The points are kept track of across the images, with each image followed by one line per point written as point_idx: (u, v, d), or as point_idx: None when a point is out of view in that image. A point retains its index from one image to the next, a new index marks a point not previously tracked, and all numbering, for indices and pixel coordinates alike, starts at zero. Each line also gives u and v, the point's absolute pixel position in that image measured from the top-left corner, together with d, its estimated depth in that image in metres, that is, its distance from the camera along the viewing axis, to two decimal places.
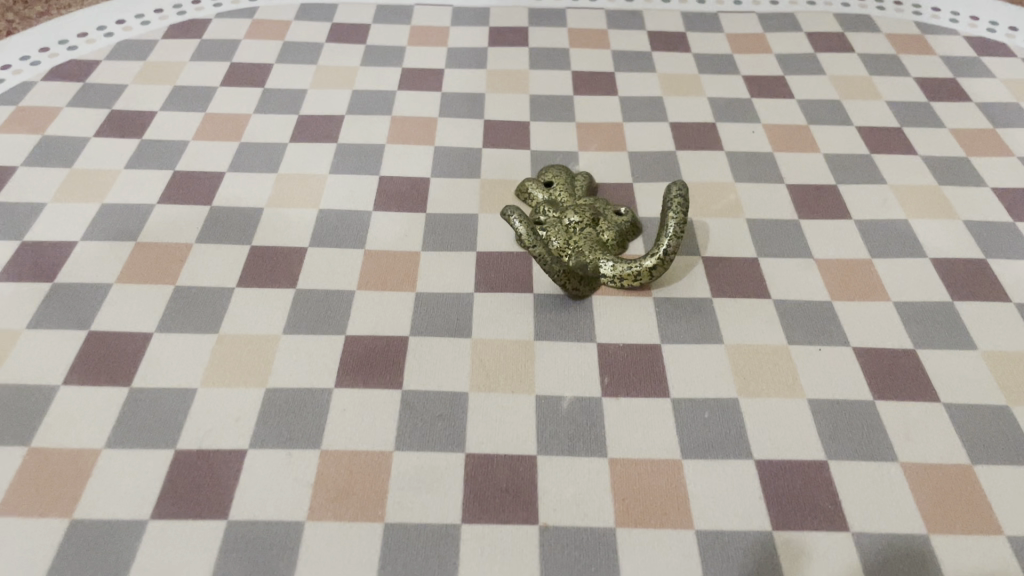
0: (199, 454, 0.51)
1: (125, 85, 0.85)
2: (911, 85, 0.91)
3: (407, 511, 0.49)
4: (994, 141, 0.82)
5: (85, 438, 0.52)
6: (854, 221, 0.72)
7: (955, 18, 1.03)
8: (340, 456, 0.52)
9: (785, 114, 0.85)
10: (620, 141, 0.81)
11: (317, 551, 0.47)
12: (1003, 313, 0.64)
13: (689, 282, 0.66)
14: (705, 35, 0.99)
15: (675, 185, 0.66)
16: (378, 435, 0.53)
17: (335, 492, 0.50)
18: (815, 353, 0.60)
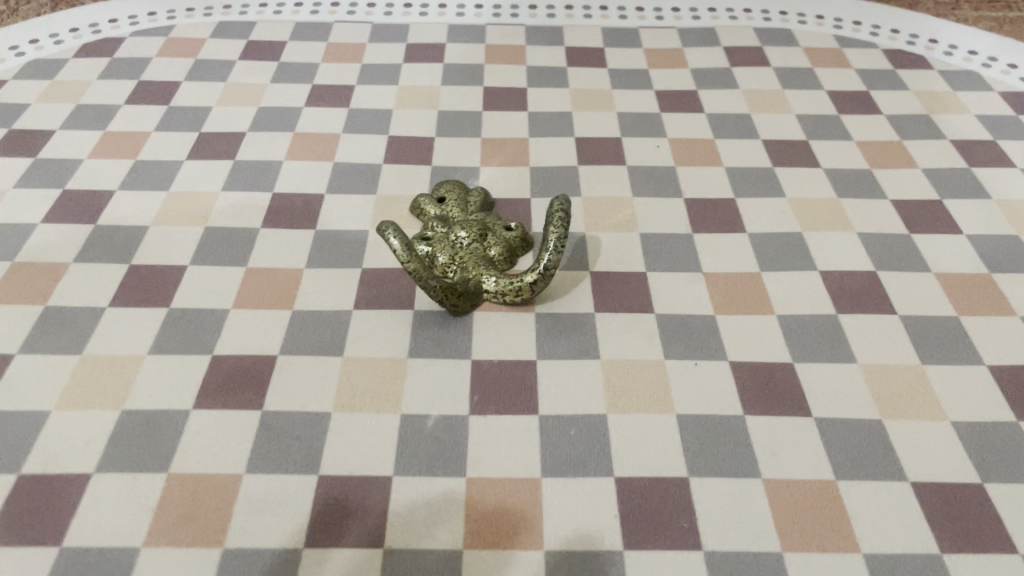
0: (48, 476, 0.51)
1: (28, 104, 0.85)
2: (823, 98, 0.91)
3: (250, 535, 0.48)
4: (900, 153, 0.82)
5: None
6: (748, 235, 0.72)
7: (876, 31, 1.03)
8: (188, 478, 0.51)
9: (692, 129, 0.85)
10: (523, 156, 0.81)
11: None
12: (888, 326, 0.63)
13: (574, 297, 0.65)
14: (623, 50, 0.99)
15: (559, 201, 0.65)
16: (228, 456, 0.52)
17: (178, 516, 0.49)
18: (690, 368, 0.59)
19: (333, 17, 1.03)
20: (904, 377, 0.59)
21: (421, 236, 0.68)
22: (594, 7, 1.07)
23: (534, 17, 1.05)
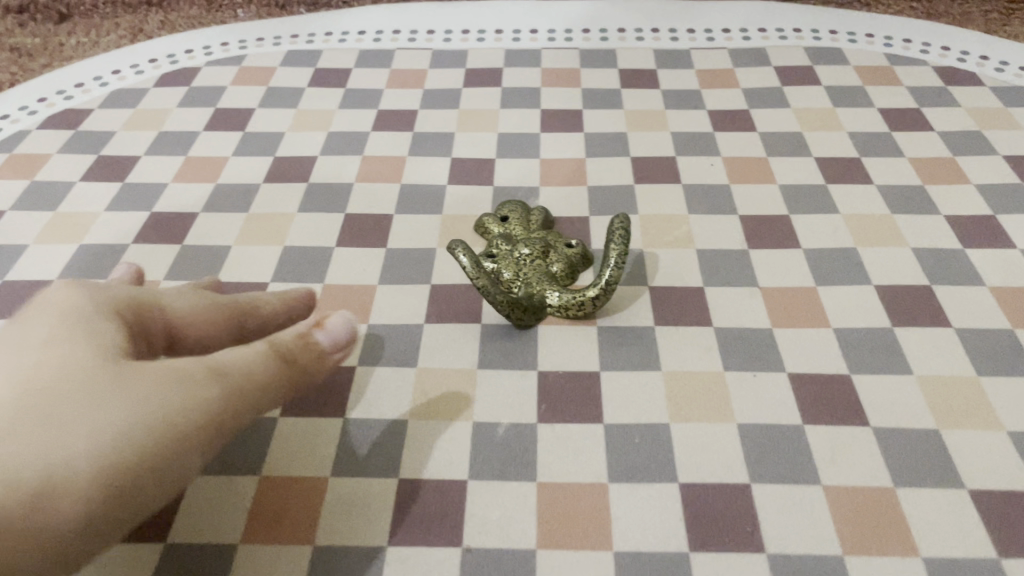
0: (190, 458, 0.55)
1: (114, 132, 0.90)
2: (874, 116, 0.92)
3: (338, 530, 0.52)
4: (953, 169, 0.83)
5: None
6: (803, 250, 0.74)
7: (926, 48, 1.04)
8: (279, 476, 0.55)
9: (745, 148, 0.88)
10: (581, 176, 0.84)
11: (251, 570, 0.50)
12: (944, 338, 0.65)
13: (634, 310, 0.68)
14: (675, 71, 1.02)
15: (618, 218, 0.68)
16: (319, 454, 0.56)
17: (273, 511, 0.53)
18: (749, 380, 0.62)
19: (395, 44, 1.08)
20: (960, 387, 0.61)
21: (486, 253, 0.71)
22: (646, 30, 1.10)
23: (587, 41, 1.08)
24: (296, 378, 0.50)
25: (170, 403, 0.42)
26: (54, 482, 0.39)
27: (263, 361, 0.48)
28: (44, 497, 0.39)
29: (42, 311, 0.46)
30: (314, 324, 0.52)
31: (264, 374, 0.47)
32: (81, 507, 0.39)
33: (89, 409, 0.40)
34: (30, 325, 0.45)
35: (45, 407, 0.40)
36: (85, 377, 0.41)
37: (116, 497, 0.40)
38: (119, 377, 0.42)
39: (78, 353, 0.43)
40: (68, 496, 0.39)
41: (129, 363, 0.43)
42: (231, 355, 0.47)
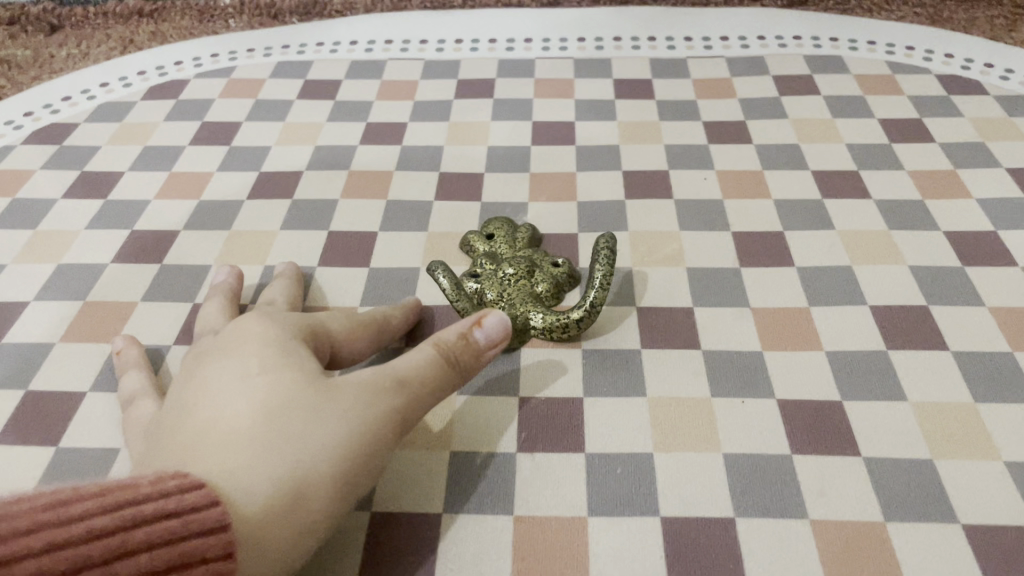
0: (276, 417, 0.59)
1: (99, 146, 0.89)
2: (874, 127, 0.90)
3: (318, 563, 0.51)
4: (953, 183, 0.81)
5: (122, 386, 0.59)
6: (796, 268, 0.72)
7: (929, 56, 1.02)
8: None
9: (740, 161, 0.86)
10: (571, 191, 0.82)
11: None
12: (940, 362, 0.62)
13: (620, 332, 0.66)
14: (671, 81, 1.00)
15: (604, 238, 0.67)
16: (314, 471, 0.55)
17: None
18: (737, 406, 0.60)
19: (387, 54, 1.06)
20: (956, 415, 0.59)
21: (470, 273, 0.69)
22: (642, 39, 1.08)
23: (582, 50, 1.06)
24: (464, 375, 0.54)
25: (382, 405, 0.49)
26: (296, 490, 0.45)
27: (436, 362, 0.52)
28: (292, 505, 0.44)
29: (240, 342, 0.53)
30: (473, 324, 0.54)
31: (439, 373, 0.52)
32: (325, 508, 0.46)
33: (318, 419, 0.47)
34: (240, 351, 0.52)
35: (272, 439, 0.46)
36: (307, 390, 0.49)
37: (349, 496, 0.47)
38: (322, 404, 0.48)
39: (290, 371, 0.50)
40: (316, 498, 0.45)
41: (328, 381, 0.50)
42: (409, 361, 0.52)
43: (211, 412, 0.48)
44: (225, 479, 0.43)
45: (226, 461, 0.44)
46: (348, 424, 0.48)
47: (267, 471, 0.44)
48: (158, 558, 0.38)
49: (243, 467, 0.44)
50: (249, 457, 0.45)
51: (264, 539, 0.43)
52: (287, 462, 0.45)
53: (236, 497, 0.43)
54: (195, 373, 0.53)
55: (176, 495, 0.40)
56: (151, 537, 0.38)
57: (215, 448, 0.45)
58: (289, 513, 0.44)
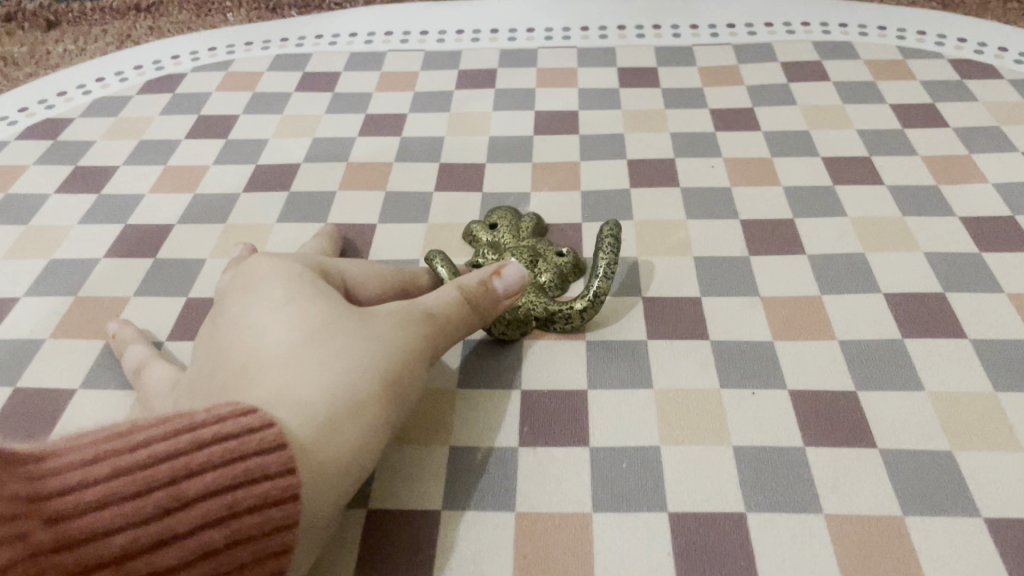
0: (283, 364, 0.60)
1: (93, 141, 0.88)
2: (886, 112, 0.88)
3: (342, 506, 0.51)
4: (969, 168, 0.79)
5: (126, 359, 0.59)
6: (807, 256, 0.69)
7: (941, 41, 1.00)
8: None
9: (748, 148, 0.83)
10: (575, 181, 0.80)
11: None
12: (959, 351, 0.60)
13: (626, 324, 0.64)
14: (677, 69, 0.98)
15: (607, 227, 0.65)
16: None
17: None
18: (747, 398, 0.57)
19: (387, 46, 1.04)
20: (977, 404, 0.56)
21: (471, 264, 0.67)
22: (647, 27, 1.06)
23: (585, 39, 1.04)
24: (480, 320, 0.57)
25: (416, 331, 0.51)
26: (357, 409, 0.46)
27: (457, 305, 0.55)
28: (353, 416, 0.45)
29: (262, 280, 0.53)
30: (492, 273, 0.57)
31: (463, 312, 0.55)
32: (383, 420, 0.47)
33: (361, 342, 0.48)
34: (265, 287, 0.52)
35: (324, 357, 0.47)
36: (342, 317, 0.50)
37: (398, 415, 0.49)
38: (361, 328, 0.49)
39: (319, 299, 0.51)
40: (375, 409, 0.46)
41: (358, 312, 0.51)
42: (435, 299, 0.54)
43: (247, 343, 0.48)
44: (280, 399, 0.44)
45: (277, 383, 0.45)
46: (388, 350, 0.49)
47: (324, 390, 0.45)
48: (238, 498, 0.38)
49: (299, 390, 0.45)
50: (300, 378, 0.45)
51: (332, 451, 0.44)
52: (340, 378, 0.46)
53: (298, 418, 0.43)
54: (221, 318, 0.52)
55: (245, 433, 0.40)
56: (228, 477, 0.38)
57: (263, 374, 0.46)
58: (351, 425, 0.45)
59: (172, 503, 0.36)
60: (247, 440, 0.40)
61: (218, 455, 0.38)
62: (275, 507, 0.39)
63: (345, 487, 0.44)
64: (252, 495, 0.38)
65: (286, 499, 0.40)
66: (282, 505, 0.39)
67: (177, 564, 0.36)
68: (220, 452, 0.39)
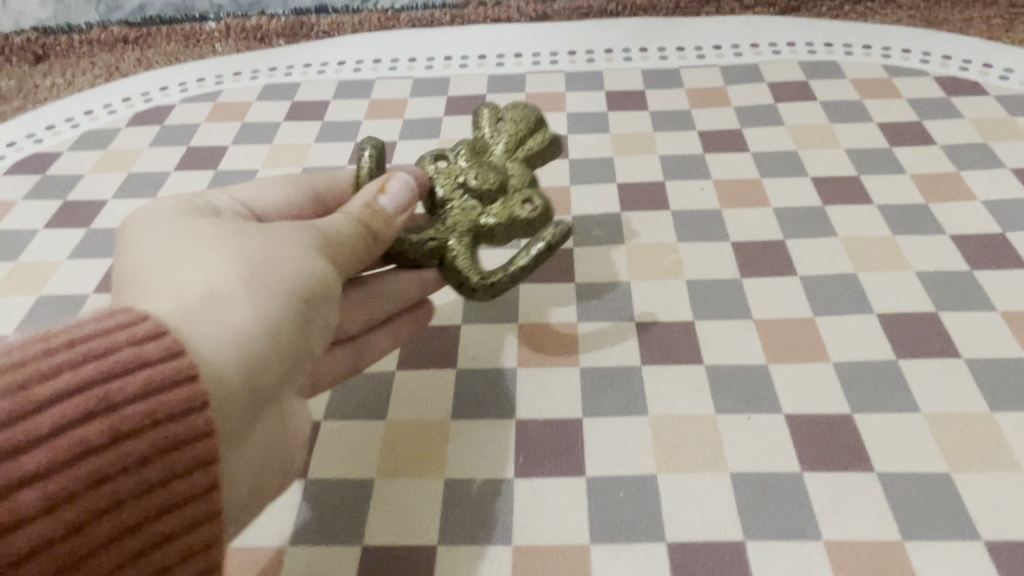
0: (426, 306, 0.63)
1: (82, 175, 0.87)
2: (873, 131, 0.88)
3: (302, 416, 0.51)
4: (957, 185, 0.79)
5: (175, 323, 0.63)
6: (799, 277, 0.69)
7: (926, 59, 1.01)
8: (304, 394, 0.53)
9: (737, 169, 0.84)
10: (565, 207, 0.80)
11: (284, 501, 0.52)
12: (954, 370, 0.60)
13: (620, 349, 0.64)
14: (664, 92, 0.98)
15: (554, 231, 0.57)
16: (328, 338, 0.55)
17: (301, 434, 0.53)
18: (743, 422, 0.57)
19: (376, 73, 1.05)
20: (972, 425, 0.56)
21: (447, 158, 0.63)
22: (633, 51, 1.06)
23: (573, 63, 1.05)
24: (381, 242, 0.55)
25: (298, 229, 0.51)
26: (245, 291, 0.45)
27: (353, 227, 0.54)
28: (247, 294, 0.45)
29: (143, 219, 0.53)
30: (378, 191, 0.56)
31: (361, 236, 0.54)
32: (279, 296, 0.47)
33: (237, 244, 0.48)
34: (143, 225, 0.52)
35: (200, 262, 0.47)
36: (225, 229, 0.50)
37: (299, 291, 0.48)
38: (236, 236, 0.49)
39: (198, 223, 0.51)
40: (269, 286, 0.47)
41: (235, 226, 0.51)
42: (330, 222, 0.53)
43: (129, 276, 0.48)
44: (163, 295, 0.44)
45: (159, 289, 0.45)
46: (265, 245, 0.49)
47: (205, 285, 0.45)
48: (109, 391, 0.36)
49: (179, 290, 0.45)
50: (182, 276, 0.46)
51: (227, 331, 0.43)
52: (219, 273, 0.46)
53: (179, 309, 0.43)
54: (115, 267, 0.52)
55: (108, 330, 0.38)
56: (94, 371, 0.36)
57: (145, 287, 0.46)
58: (247, 300, 0.45)
59: (31, 407, 0.34)
60: (116, 333, 0.38)
61: (79, 354, 0.37)
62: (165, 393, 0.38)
63: (258, 361, 0.44)
64: (132, 384, 0.37)
65: (175, 381, 0.38)
66: (175, 389, 0.38)
67: (61, 465, 0.34)
68: (81, 351, 0.37)
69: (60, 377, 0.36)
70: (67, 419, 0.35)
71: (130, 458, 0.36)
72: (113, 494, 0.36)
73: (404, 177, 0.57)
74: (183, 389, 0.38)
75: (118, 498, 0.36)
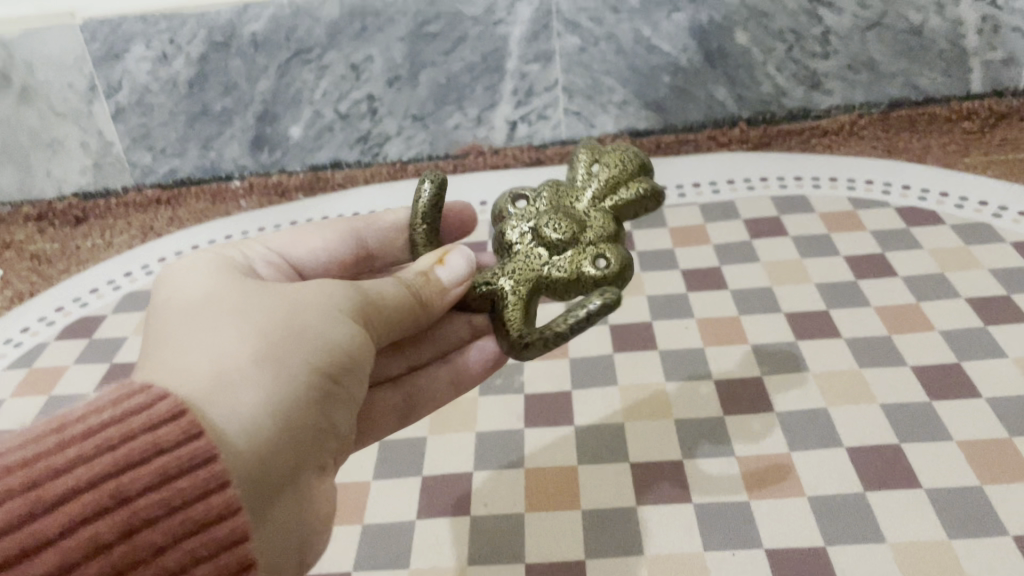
0: (466, 360, 0.72)
1: (126, 336, 0.97)
2: (840, 264, 0.97)
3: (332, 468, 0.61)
4: (917, 316, 0.87)
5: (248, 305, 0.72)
6: (775, 413, 0.77)
7: (887, 189, 1.10)
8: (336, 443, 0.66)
9: (718, 307, 0.92)
10: (563, 349, 0.89)
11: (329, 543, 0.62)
12: (914, 501, 0.67)
13: (618, 490, 0.71)
14: (650, 231, 1.08)
15: (604, 296, 0.60)
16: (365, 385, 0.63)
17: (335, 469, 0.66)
18: (728, 559, 0.64)
19: None
20: (931, 555, 0.63)
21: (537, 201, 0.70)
22: None
23: None
24: (431, 306, 0.65)
25: (312, 301, 0.59)
26: (250, 370, 0.53)
27: (402, 295, 0.64)
28: (254, 374, 0.53)
29: (178, 280, 0.62)
30: (436, 263, 0.66)
31: (407, 306, 0.64)
32: (284, 374, 0.54)
33: (249, 321, 0.56)
34: (176, 286, 0.61)
35: (215, 338, 0.55)
36: (241, 302, 0.58)
37: (305, 367, 0.55)
38: (251, 312, 0.57)
39: (222, 292, 0.59)
40: (269, 364, 0.54)
41: (251, 299, 0.58)
42: (382, 287, 0.63)
43: (158, 336, 0.57)
44: (174, 374, 0.52)
45: (179, 361, 0.53)
46: (276, 321, 0.56)
47: (216, 364, 0.53)
48: (123, 485, 0.44)
49: (194, 366, 0.53)
50: (192, 355, 0.54)
51: (233, 412, 0.51)
52: (229, 352, 0.54)
53: (192, 388, 0.51)
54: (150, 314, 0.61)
55: (128, 419, 0.47)
56: (113, 466, 0.45)
57: (168, 354, 0.54)
58: (251, 379, 0.53)
59: (59, 498, 0.43)
60: (132, 424, 0.46)
61: (98, 449, 0.45)
62: (174, 482, 0.45)
63: (270, 434, 0.52)
64: (145, 476, 0.45)
65: (181, 472, 0.46)
66: (191, 474, 0.46)
67: (82, 558, 0.42)
68: (100, 445, 0.45)
69: (78, 473, 0.44)
70: (87, 511, 0.43)
71: (149, 545, 0.44)
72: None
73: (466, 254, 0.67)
74: (199, 472, 0.46)
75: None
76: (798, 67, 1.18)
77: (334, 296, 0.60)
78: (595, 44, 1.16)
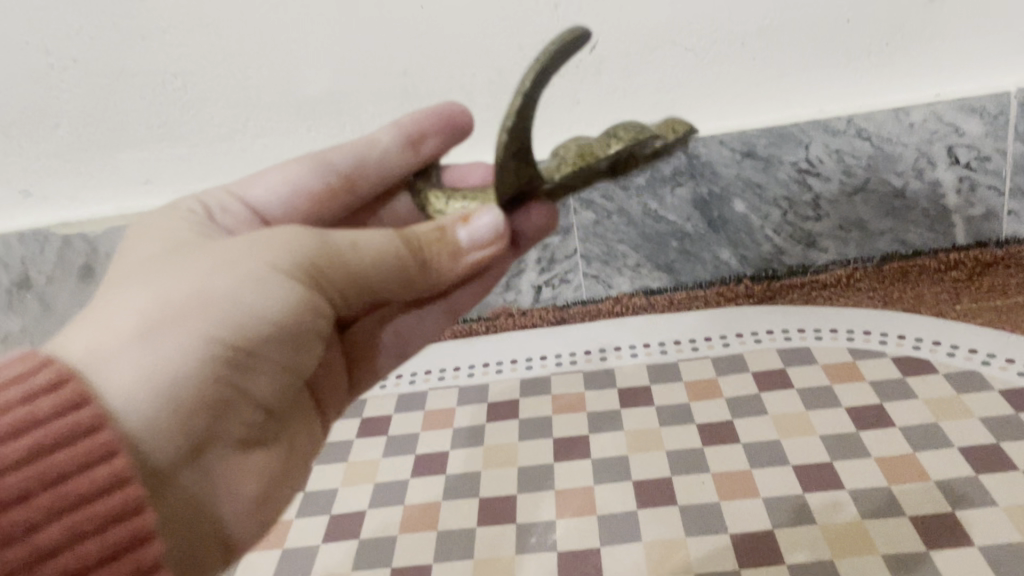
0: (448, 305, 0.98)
1: None
2: (843, 416, 1.06)
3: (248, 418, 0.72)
4: (915, 467, 0.95)
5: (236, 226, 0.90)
6: (786, 564, 0.85)
7: (884, 338, 1.20)
8: (323, 382, 0.93)
9: (731, 461, 1.01)
10: (591, 506, 0.97)
11: (270, 492, 0.78)
12: None
13: None
14: (667, 385, 1.18)
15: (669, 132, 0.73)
16: (296, 341, 0.73)
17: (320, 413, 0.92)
18: None
19: (428, 383, 1.27)
20: None
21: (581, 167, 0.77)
22: (638, 345, 1.28)
23: (590, 361, 1.26)
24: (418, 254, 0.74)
25: (243, 261, 0.66)
26: (155, 328, 0.62)
27: (384, 245, 0.72)
28: (159, 333, 0.62)
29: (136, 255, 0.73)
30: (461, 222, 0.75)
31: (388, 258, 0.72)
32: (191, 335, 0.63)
33: (171, 284, 0.65)
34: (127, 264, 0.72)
35: (139, 302, 0.63)
36: (170, 270, 0.67)
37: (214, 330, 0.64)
38: (178, 277, 0.65)
39: (162, 263, 0.69)
40: (164, 335, 0.62)
41: (183, 265, 0.67)
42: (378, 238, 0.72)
43: (97, 301, 0.67)
44: (82, 343, 0.61)
45: (103, 319, 0.63)
46: (195, 282, 0.64)
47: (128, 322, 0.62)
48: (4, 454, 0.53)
49: (112, 324, 0.62)
50: (95, 326, 0.62)
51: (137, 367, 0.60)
52: (143, 311, 0.62)
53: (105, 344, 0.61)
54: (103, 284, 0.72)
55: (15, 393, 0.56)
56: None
57: (95, 315, 0.64)
58: (148, 353, 0.61)
59: None
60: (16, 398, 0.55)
61: None
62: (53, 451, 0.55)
63: (166, 388, 0.62)
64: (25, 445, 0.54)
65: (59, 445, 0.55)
66: (71, 445, 0.55)
67: None
68: None
69: None
70: None
71: (26, 519, 0.53)
72: (17, 554, 0.52)
73: (489, 214, 0.73)
74: (80, 446, 0.56)
75: (26, 558, 0.52)
76: (793, 229, 1.30)
77: (244, 260, 0.66)
78: (608, 218, 1.31)
